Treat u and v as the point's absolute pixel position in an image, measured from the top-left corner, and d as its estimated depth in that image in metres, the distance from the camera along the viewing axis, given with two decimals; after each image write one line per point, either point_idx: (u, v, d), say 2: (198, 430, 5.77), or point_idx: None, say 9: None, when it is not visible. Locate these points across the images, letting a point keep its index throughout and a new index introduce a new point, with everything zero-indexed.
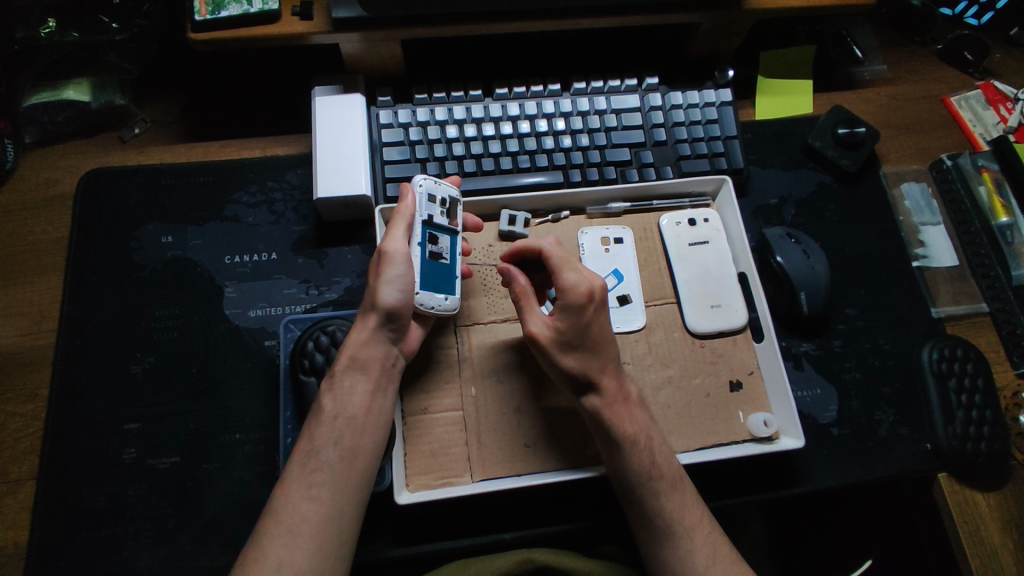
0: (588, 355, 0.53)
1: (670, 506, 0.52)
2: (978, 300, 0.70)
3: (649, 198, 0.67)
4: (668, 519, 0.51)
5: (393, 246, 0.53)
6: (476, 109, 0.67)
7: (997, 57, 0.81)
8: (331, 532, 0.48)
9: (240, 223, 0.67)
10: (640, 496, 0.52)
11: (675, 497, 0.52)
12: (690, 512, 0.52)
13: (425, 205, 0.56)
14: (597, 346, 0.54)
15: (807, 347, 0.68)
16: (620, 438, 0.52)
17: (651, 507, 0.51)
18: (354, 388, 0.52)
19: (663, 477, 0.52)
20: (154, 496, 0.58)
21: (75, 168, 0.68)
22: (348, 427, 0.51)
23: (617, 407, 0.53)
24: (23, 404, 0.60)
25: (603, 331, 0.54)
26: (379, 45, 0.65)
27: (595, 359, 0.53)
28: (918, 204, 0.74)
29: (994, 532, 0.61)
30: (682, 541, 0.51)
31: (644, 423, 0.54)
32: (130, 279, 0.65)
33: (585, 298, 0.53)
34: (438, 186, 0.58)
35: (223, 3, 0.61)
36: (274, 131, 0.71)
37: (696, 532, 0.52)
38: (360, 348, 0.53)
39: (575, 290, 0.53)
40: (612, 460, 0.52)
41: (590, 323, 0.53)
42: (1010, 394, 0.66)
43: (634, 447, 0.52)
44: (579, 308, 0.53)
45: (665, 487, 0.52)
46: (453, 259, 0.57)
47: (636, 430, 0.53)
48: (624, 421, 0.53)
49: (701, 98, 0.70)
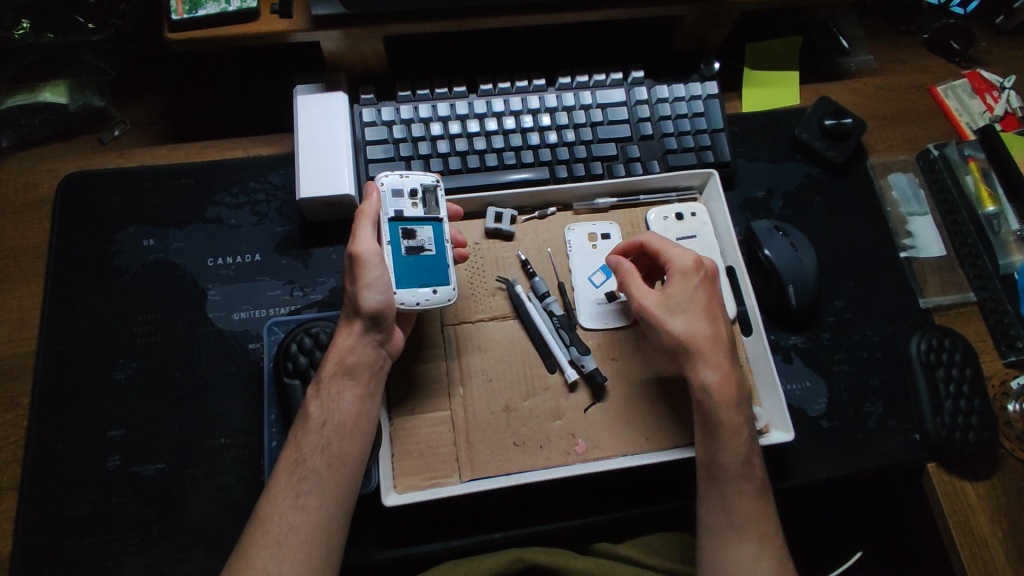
0: (697, 322, 0.54)
1: (748, 505, 0.51)
2: (966, 290, 0.70)
3: (635, 193, 0.67)
4: (746, 519, 0.51)
5: (364, 246, 0.52)
6: (460, 106, 0.67)
7: (983, 46, 0.81)
8: (319, 540, 0.47)
9: (223, 224, 0.66)
10: (730, 489, 0.51)
11: (758, 502, 0.52)
12: (762, 518, 0.51)
13: (390, 201, 0.55)
14: (705, 312, 0.55)
15: (795, 339, 0.68)
16: (721, 423, 0.52)
17: (733, 502, 0.51)
18: (343, 394, 0.51)
19: (751, 475, 0.52)
20: (139, 502, 0.58)
21: (53, 172, 0.67)
22: (336, 434, 0.50)
23: (730, 395, 0.53)
24: (5, 411, 0.60)
25: (711, 305, 0.56)
26: (360, 42, 0.64)
27: (707, 337, 0.54)
28: (905, 194, 0.74)
29: (983, 521, 0.61)
30: (751, 542, 0.50)
31: (745, 416, 0.53)
32: (112, 284, 0.64)
33: (694, 270, 0.56)
34: (404, 179, 0.56)
35: (200, 2, 0.60)
36: (257, 131, 0.70)
37: (766, 542, 0.51)
38: (348, 354, 0.52)
39: (684, 260, 0.56)
40: (710, 448, 0.52)
41: (697, 295, 0.55)
42: (997, 382, 0.67)
43: (734, 438, 0.52)
44: (685, 274, 0.56)
45: (748, 489, 0.52)
46: (440, 247, 0.55)
47: (734, 419, 0.52)
48: (729, 406, 0.52)
49: (687, 91, 0.70)
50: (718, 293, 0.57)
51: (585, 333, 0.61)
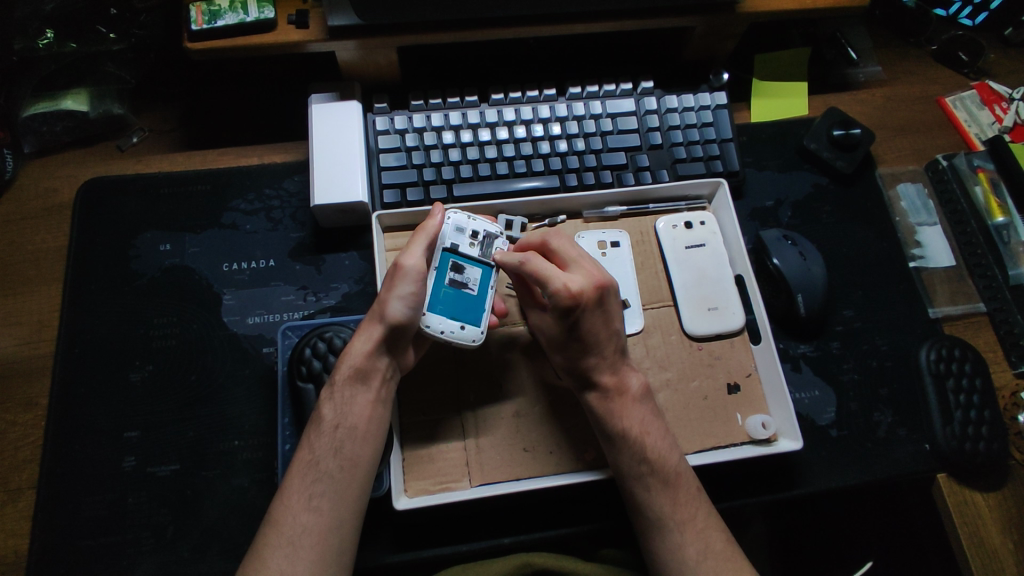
0: (574, 355, 0.55)
1: (660, 501, 0.52)
2: (975, 300, 0.70)
3: (645, 202, 0.67)
4: (670, 507, 0.52)
5: (410, 260, 0.53)
6: (472, 115, 0.68)
7: (992, 58, 0.81)
8: (331, 541, 0.48)
9: (238, 230, 0.67)
10: (636, 484, 0.52)
11: (680, 486, 0.53)
12: (683, 506, 0.52)
13: (451, 235, 0.58)
14: (587, 346, 0.54)
15: (804, 348, 0.68)
16: (615, 431, 0.53)
17: (647, 496, 0.52)
18: (355, 398, 0.52)
19: (654, 471, 0.52)
20: (154, 503, 0.58)
21: (74, 177, 0.69)
22: (349, 437, 0.51)
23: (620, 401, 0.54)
24: (23, 412, 0.61)
25: (596, 329, 0.54)
26: (375, 52, 0.65)
27: (589, 362, 0.55)
28: (914, 204, 0.75)
29: (993, 532, 0.61)
30: (673, 534, 0.51)
31: (641, 418, 0.54)
32: (130, 288, 0.65)
33: (570, 305, 0.52)
34: (471, 221, 0.59)
35: (220, 13, 0.61)
36: (272, 139, 0.71)
37: (689, 526, 0.52)
38: (363, 360, 0.52)
39: (558, 298, 0.52)
40: (609, 451, 0.54)
41: (579, 326, 0.54)
42: (1008, 393, 0.66)
43: (628, 438, 0.53)
44: (562, 311, 0.53)
45: (655, 482, 0.52)
46: (482, 291, 0.57)
47: (630, 424, 0.53)
48: (618, 416, 0.54)
49: (696, 101, 0.71)
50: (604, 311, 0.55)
51: None
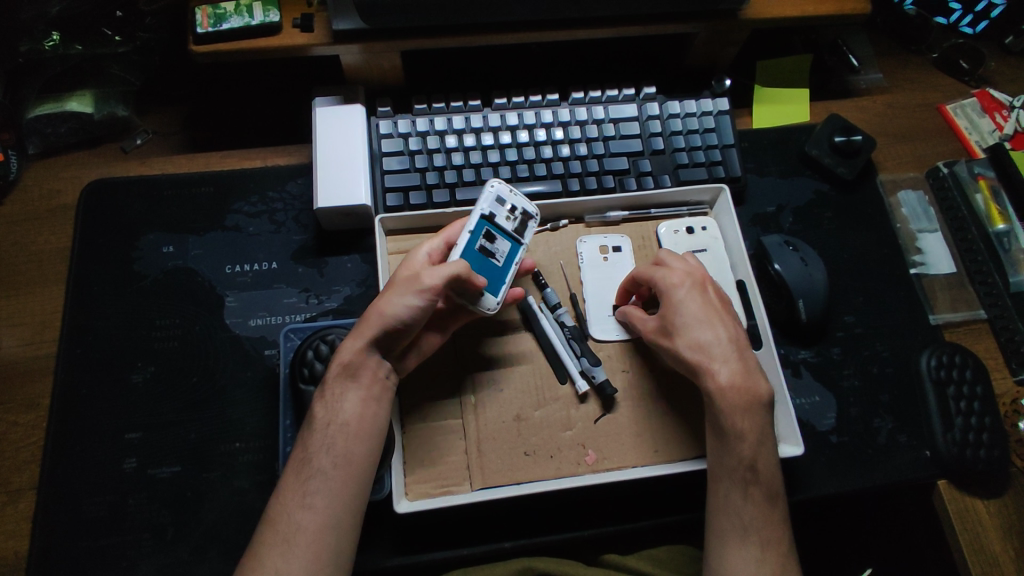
0: (689, 330, 0.54)
1: (755, 513, 0.50)
2: (976, 307, 0.71)
3: (647, 207, 0.67)
4: (746, 523, 0.50)
5: (431, 277, 0.52)
6: (475, 119, 0.68)
7: (993, 66, 0.81)
8: (327, 539, 0.48)
9: (241, 232, 0.68)
10: (727, 488, 0.51)
11: (762, 506, 0.50)
12: (769, 526, 0.50)
13: (491, 204, 0.59)
14: (699, 325, 0.54)
15: (805, 354, 0.68)
16: (732, 427, 0.51)
17: (734, 501, 0.50)
18: (345, 395, 0.52)
19: (762, 482, 0.51)
20: (155, 504, 0.58)
21: (78, 178, 0.69)
22: (340, 434, 0.51)
23: (732, 399, 0.51)
24: (25, 413, 0.61)
25: (705, 310, 0.55)
26: (379, 56, 0.66)
27: (702, 345, 0.53)
28: (915, 211, 0.75)
29: (994, 539, 0.61)
30: (751, 547, 0.49)
31: (760, 425, 0.51)
32: (133, 290, 0.65)
33: (678, 282, 0.56)
34: (511, 194, 0.60)
35: (225, 16, 0.61)
36: (275, 141, 0.71)
37: (772, 547, 0.49)
38: (353, 356, 0.52)
39: (665, 276, 0.56)
40: (715, 450, 0.52)
41: (685, 306, 0.55)
42: (1009, 400, 0.66)
43: (734, 437, 0.51)
44: (670, 292, 0.56)
45: (758, 494, 0.50)
46: (507, 263, 0.58)
47: (745, 425, 0.51)
48: (736, 411, 0.51)
49: (698, 107, 0.71)
50: (714, 297, 0.56)
51: (596, 344, 0.61)
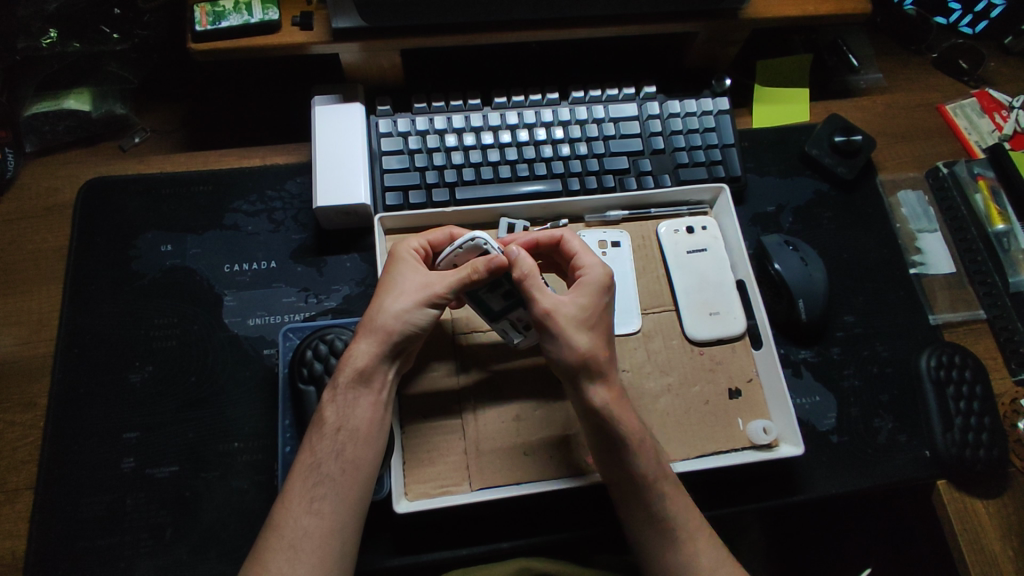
0: (599, 339, 0.53)
1: (676, 509, 0.52)
2: (975, 307, 0.70)
3: (646, 207, 0.67)
4: (670, 523, 0.51)
5: (444, 287, 0.53)
6: (475, 118, 0.68)
7: (993, 66, 0.81)
8: (333, 544, 0.48)
9: (239, 231, 0.67)
10: (643, 495, 0.51)
11: (679, 500, 0.52)
12: (689, 517, 0.52)
13: None
14: (602, 330, 0.54)
15: (805, 354, 0.68)
16: (620, 435, 0.51)
17: (655, 507, 0.51)
18: (357, 400, 0.51)
19: (668, 478, 0.52)
20: (153, 505, 0.58)
21: (75, 177, 0.68)
22: (350, 439, 0.51)
23: (618, 405, 0.52)
24: (22, 412, 0.60)
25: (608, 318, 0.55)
26: (378, 54, 0.65)
27: (602, 350, 0.53)
28: (915, 212, 0.75)
29: (993, 539, 0.61)
30: (681, 546, 0.51)
31: (641, 426, 0.53)
32: (130, 289, 0.65)
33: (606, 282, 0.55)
34: None
35: (224, 14, 0.61)
36: (274, 140, 0.71)
37: (698, 538, 0.52)
38: (369, 367, 0.52)
39: (597, 270, 0.55)
40: (610, 457, 0.52)
41: (603, 306, 0.54)
42: (1008, 400, 0.66)
43: (629, 446, 0.51)
44: (598, 285, 0.55)
45: (669, 491, 0.52)
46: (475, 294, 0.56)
47: (633, 430, 0.52)
48: (626, 417, 0.52)
49: (699, 106, 0.71)
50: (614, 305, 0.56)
51: None
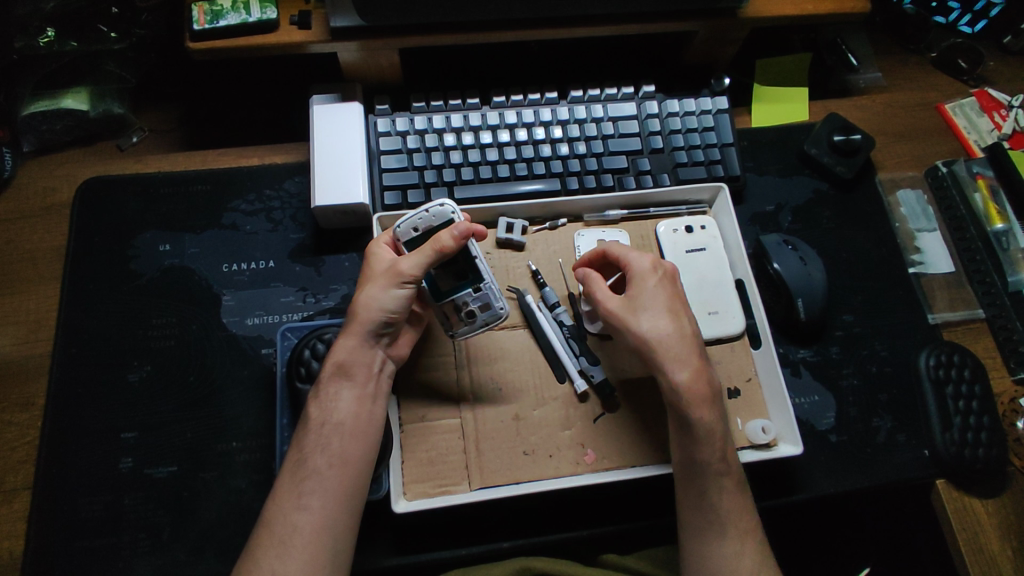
0: (663, 325, 0.54)
1: (729, 505, 0.51)
2: (974, 307, 0.70)
3: (645, 206, 0.67)
4: (723, 517, 0.51)
5: (410, 267, 0.53)
6: (474, 117, 0.68)
7: (992, 65, 0.81)
8: (323, 539, 0.48)
9: (238, 231, 0.67)
10: (706, 485, 0.51)
11: (737, 497, 0.52)
12: (742, 515, 0.52)
13: (495, 295, 0.56)
14: (664, 313, 0.55)
15: (804, 353, 0.68)
16: (694, 420, 0.52)
17: (712, 500, 0.51)
18: (340, 394, 0.52)
19: (728, 472, 0.52)
20: (151, 505, 0.58)
21: (73, 177, 0.68)
22: (336, 433, 0.51)
23: (704, 391, 0.52)
24: (20, 412, 0.60)
25: (673, 302, 0.56)
26: (377, 53, 0.65)
27: (668, 335, 0.54)
28: (914, 211, 0.75)
29: (993, 538, 0.61)
30: (731, 541, 0.51)
31: (717, 413, 0.53)
32: (128, 288, 0.65)
33: (651, 268, 0.57)
34: (480, 321, 0.57)
35: (222, 13, 0.61)
36: (273, 140, 0.71)
37: (747, 537, 0.51)
38: (347, 355, 0.53)
39: (640, 258, 0.57)
40: (683, 443, 0.52)
41: (657, 292, 0.56)
42: (1008, 399, 0.66)
43: (703, 433, 0.52)
44: (642, 277, 0.56)
45: (729, 485, 0.52)
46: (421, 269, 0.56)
47: (708, 417, 0.52)
48: (701, 405, 0.52)
49: (698, 106, 0.71)
50: (680, 291, 0.57)
51: (598, 342, 0.61)
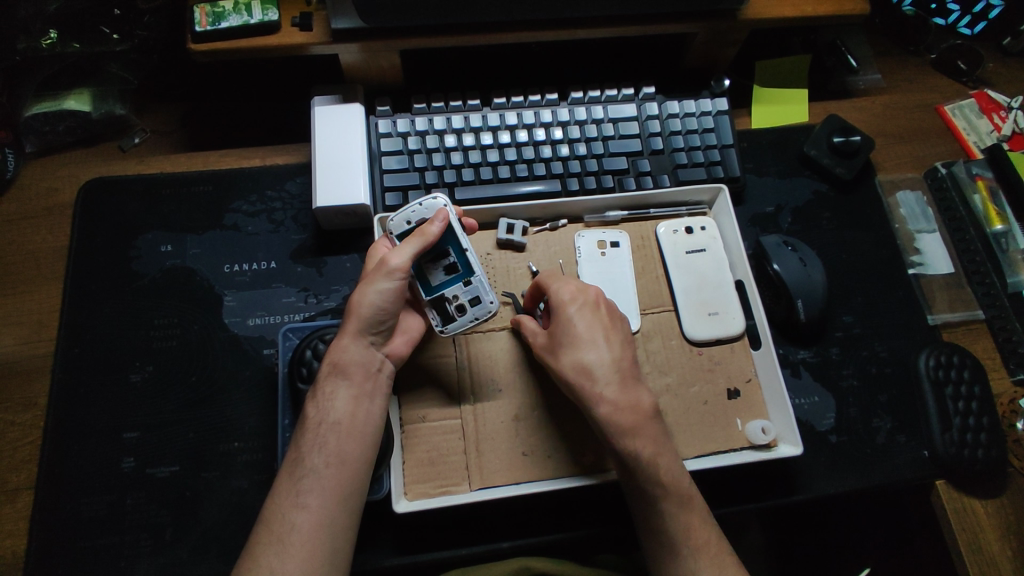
0: (579, 358, 0.53)
1: (680, 524, 0.50)
2: (974, 308, 0.71)
3: (646, 207, 0.67)
4: (670, 535, 0.50)
5: (397, 259, 0.54)
6: (475, 118, 0.68)
7: (991, 67, 0.81)
8: (322, 538, 0.48)
9: (239, 231, 0.67)
10: (652, 507, 0.51)
11: (685, 515, 0.51)
12: (698, 531, 0.51)
13: (484, 290, 0.56)
14: (578, 345, 0.53)
15: (804, 354, 0.68)
16: (625, 452, 0.51)
17: (658, 521, 0.51)
18: (336, 393, 0.53)
19: (673, 491, 0.51)
20: (153, 504, 0.58)
21: (75, 178, 0.69)
22: (333, 433, 0.51)
23: (631, 419, 0.51)
24: (22, 412, 0.61)
25: (591, 331, 0.54)
26: (378, 55, 0.65)
27: (582, 368, 0.52)
28: (913, 212, 0.75)
29: (992, 538, 0.61)
30: (685, 558, 0.50)
31: (654, 437, 0.51)
32: (130, 288, 0.65)
33: (566, 301, 0.55)
34: (468, 317, 0.57)
35: (224, 15, 0.61)
36: (274, 141, 0.71)
37: (703, 552, 0.50)
38: (345, 355, 0.54)
39: (559, 290, 0.56)
40: (623, 472, 0.52)
41: (569, 325, 0.54)
42: (1007, 400, 0.67)
43: (636, 464, 0.50)
44: (561, 309, 0.55)
45: (670, 505, 0.51)
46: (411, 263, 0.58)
47: (641, 445, 0.51)
48: (628, 434, 0.51)
49: (698, 107, 0.71)
50: (605, 317, 0.55)
51: None
